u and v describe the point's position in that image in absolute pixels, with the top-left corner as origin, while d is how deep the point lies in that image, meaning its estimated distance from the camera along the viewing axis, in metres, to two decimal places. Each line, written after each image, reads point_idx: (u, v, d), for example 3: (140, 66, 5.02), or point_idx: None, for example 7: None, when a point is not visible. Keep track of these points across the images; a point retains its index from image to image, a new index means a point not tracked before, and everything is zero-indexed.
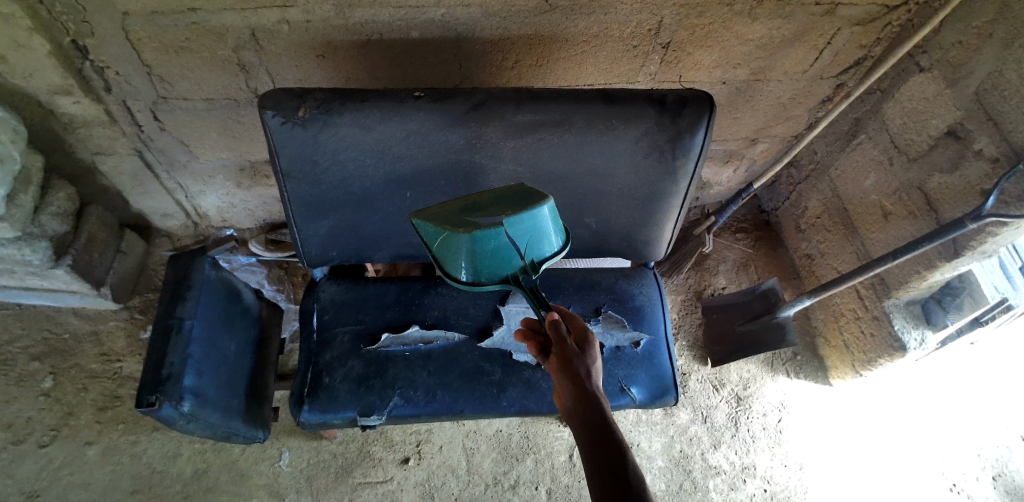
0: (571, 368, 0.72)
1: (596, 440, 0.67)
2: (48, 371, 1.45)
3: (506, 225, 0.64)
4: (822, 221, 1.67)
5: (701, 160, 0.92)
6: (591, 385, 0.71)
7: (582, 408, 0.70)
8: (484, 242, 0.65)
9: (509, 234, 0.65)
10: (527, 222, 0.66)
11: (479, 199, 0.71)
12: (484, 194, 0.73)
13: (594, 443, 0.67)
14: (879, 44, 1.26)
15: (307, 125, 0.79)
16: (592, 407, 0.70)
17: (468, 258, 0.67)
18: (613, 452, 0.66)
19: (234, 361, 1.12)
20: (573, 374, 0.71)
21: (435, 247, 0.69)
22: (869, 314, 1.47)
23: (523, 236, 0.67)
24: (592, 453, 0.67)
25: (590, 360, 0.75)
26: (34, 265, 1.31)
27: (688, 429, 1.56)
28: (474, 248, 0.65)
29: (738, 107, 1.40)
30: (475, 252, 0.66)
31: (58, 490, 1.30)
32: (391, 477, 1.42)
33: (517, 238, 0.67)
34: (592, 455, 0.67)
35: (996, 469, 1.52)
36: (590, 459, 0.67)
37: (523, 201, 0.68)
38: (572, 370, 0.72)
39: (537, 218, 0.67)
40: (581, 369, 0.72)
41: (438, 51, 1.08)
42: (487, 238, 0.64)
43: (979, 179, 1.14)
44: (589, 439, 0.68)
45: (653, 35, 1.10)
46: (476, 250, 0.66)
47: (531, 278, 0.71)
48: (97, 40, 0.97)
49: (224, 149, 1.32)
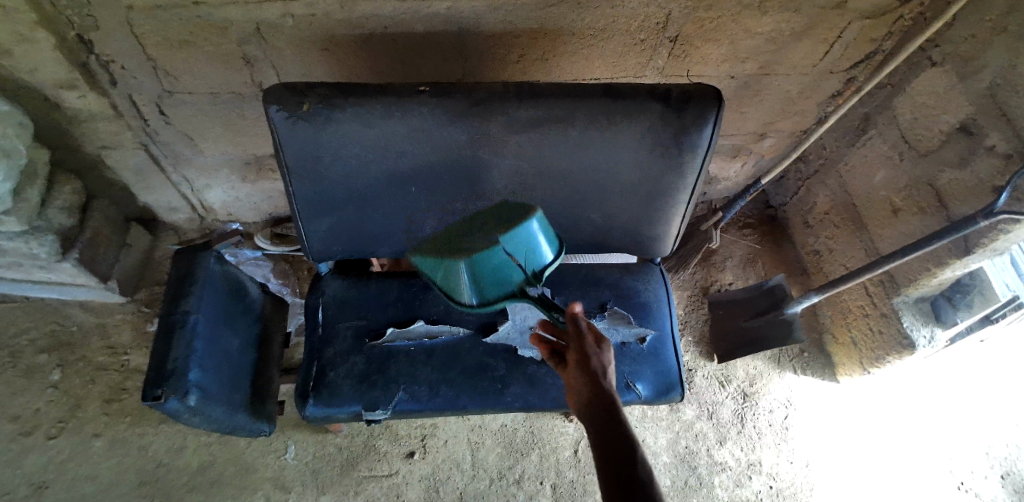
0: (587, 364, 0.73)
1: (607, 435, 0.66)
2: (55, 364, 1.46)
3: (503, 241, 0.69)
4: (831, 217, 1.66)
5: (708, 156, 0.90)
6: (607, 383, 0.72)
7: (595, 404, 0.70)
8: (486, 261, 0.70)
9: (507, 249, 0.70)
10: (521, 236, 0.71)
11: (475, 221, 0.77)
12: (479, 216, 0.78)
13: (604, 438, 0.66)
14: (890, 38, 1.24)
15: (310, 120, 0.78)
16: (605, 403, 0.69)
17: (474, 278, 0.72)
18: (624, 446, 0.64)
19: (238, 354, 1.13)
20: (589, 371, 0.72)
21: (442, 273, 0.75)
22: (877, 311, 1.46)
23: (520, 250, 0.72)
24: (602, 447, 0.66)
25: (605, 359, 0.75)
26: (40, 258, 1.31)
27: (694, 425, 1.56)
28: (477, 267, 0.71)
29: (746, 102, 1.39)
30: (479, 271, 0.71)
31: (66, 482, 1.32)
32: (395, 471, 1.42)
33: (515, 252, 0.72)
34: (602, 449, 0.66)
35: (1005, 468, 1.51)
36: (599, 454, 0.66)
37: (515, 215, 0.73)
38: (588, 366, 0.73)
39: (529, 231, 0.72)
40: (597, 367, 0.73)
41: (443, 43, 1.06)
42: (487, 256, 0.69)
43: (991, 176, 1.12)
44: (599, 434, 0.67)
45: (660, 29, 1.09)
46: (480, 270, 0.71)
47: (536, 287, 0.75)
48: (101, 33, 0.97)
49: (229, 143, 1.31)
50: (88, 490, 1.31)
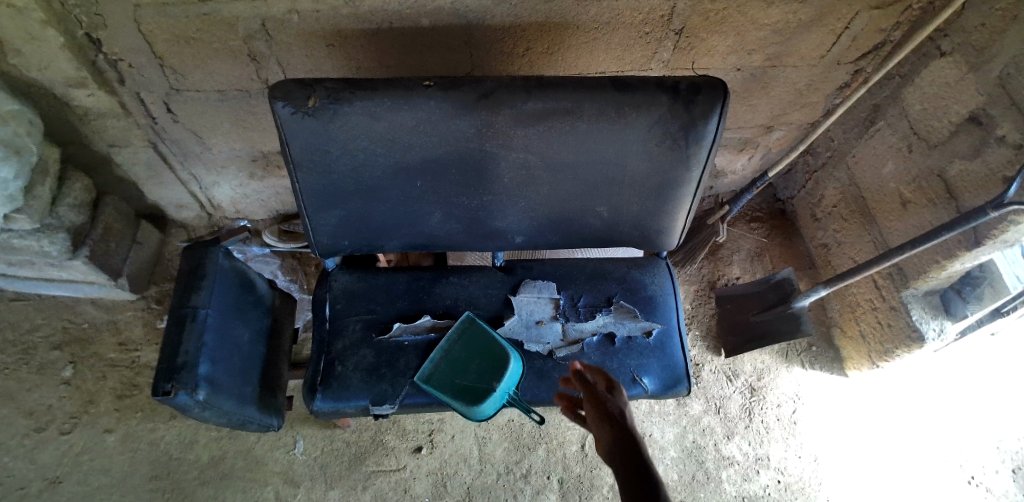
0: (604, 409, 0.80)
1: (630, 472, 0.71)
2: (68, 360, 1.48)
3: (485, 344, 1.04)
4: (839, 210, 1.64)
5: (714, 148, 0.90)
6: (624, 421, 0.79)
7: (615, 444, 0.75)
8: (474, 359, 1.03)
9: (490, 348, 1.04)
10: (489, 343, 1.04)
11: (463, 344, 1.05)
12: (464, 340, 1.06)
13: (628, 476, 0.71)
14: (898, 28, 1.23)
15: (317, 114, 0.79)
16: (624, 441, 0.75)
17: (466, 373, 1.02)
18: (645, 479, 0.69)
19: (247, 349, 1.13)
20: (606, 413, 0.80)
21: (445, 379, 1.02)
22: (887, 304, 1.44)
23: (492, 349, 1.03)
24: (627, 485, 0.70)
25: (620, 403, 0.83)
26: (52, 255, 1.33)
27: (701, 420, 1.55)
28: (468, 364, 1.03)
29: (753, 94, 1.38)
30: (470, 365, 1.03)
31: (79, 476, 1.33)
32: (403, 466, 1.43)
33: (490, 352, 1.03)
34: (627, 486, 0.69)
35: (1016, 462, 1.50)
36: (625, 492, 0.69)
37: (482, 335, 1.06)
38: (605, 409, 0.80)
39: (492, 341, 1.04)
40: (615, 409, 0.80)
41: (449, 38, 1.07)
42: (474, 357, 1.03)
43: (1002, 166, 1.11)
44: (623, 473, 0.71)
45: (665, 21, 1.08)
46: (471, 365, 1.03)
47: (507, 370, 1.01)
48: (111, 31, 0.97)
49: (237, 140, 1.32)
50: (102, 483, 1.33)
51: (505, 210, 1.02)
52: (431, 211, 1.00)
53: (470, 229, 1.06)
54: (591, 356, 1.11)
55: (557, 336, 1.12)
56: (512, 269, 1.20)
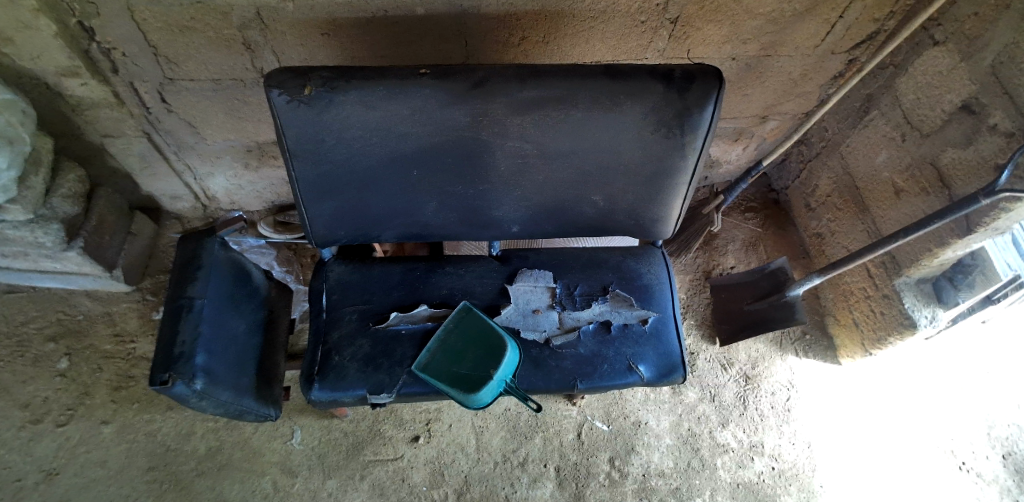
0: None
1: None
2: (63, 352, 1.48)
3: (486, 335, 1.05)
4: (832, 200, 1.66)
5: (709, 136, 0.90)
6: None
7: None
8: (471, 349, 1.04)
9: (490, 340, 1.04)
10: (489, 333, 1.05)
11: (462, 334, 1.06)
12: (463, 330, 1.06)
13: None
14: (892, 18, 1.24)
15: (311, 103, 0.78)
16: None
17: (462, 362, 1.02)
18: None
19: (245, 340, 1.13)
20: None
21: (441, 367, 1.03)
22: (880, 292, 1.45)
23: (490, 340, 1.04)
24: None
25: None
26: (46, 247, 1.32)
27: (696, 407, 1.57)
28: (465, 354, 1.03)
29: (747, 84, 1.38)
30: (467, 356, 1.03)
31: (76, 467, 1.33)
32: (401, 455, 1.43)
33: (490, 344, 1.03)
34: None
35: (1006, 448, 1.53)
36: None
37: (482, 326, 1.06)
38: None
39: (491, 332, 1.05)
40: None
41: (441, 28, 1.06)
42: (472, 347, 1.04)
43: (994, 154, 1.12)
44: None
45: (661, 10, 1.08)
46: (468, 356, 1.03)
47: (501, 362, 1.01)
48: (104, 19, 0.96)
49: (231, 130, 1.32)
50: (99, 475, 1.33)
51: (501, 199, 1.02)
52: (426, 199, 1.00)
53: (465, 218, 1.06)
54: (587, 344, 1.11)
55: (553, 324, 1.13)
56: (509, 259, 1.21)
